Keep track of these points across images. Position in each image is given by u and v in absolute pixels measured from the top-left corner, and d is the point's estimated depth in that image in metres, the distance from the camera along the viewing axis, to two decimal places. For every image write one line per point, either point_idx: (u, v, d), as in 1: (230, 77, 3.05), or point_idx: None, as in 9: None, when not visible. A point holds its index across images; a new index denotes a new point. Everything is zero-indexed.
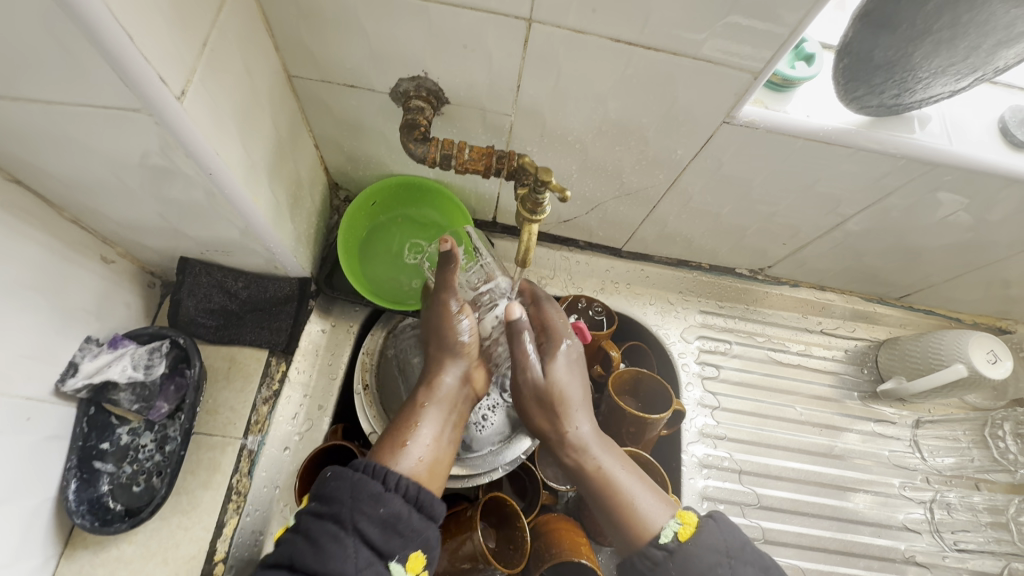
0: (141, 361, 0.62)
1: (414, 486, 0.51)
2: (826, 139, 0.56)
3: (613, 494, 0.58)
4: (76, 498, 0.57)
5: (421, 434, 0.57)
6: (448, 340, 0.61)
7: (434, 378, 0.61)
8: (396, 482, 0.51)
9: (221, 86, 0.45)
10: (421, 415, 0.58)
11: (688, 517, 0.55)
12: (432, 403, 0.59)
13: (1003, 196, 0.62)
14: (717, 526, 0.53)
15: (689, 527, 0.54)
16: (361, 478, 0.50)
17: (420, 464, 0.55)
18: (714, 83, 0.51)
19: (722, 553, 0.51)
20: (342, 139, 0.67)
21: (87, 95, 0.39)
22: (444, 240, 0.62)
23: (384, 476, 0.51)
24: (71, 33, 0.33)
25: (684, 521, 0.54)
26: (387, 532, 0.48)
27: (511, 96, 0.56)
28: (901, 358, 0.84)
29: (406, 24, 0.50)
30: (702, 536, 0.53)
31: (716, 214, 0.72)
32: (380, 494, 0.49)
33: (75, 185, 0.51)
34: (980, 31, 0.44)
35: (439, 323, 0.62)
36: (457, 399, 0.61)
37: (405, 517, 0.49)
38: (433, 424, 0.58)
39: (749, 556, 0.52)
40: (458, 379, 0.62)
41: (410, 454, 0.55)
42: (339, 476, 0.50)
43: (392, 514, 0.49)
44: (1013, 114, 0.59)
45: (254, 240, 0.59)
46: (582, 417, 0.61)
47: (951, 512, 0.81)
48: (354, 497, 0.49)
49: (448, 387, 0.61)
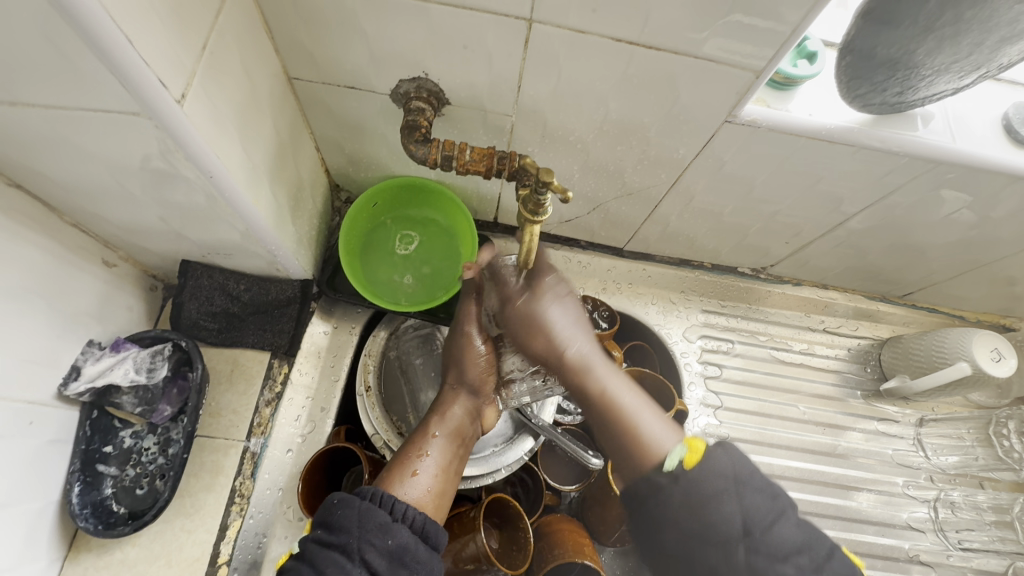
0: (143, 364, 0.62)
1: (420, 517, 0.52)
2: (828, 137, 0.55)
3: (620, 420, 0.62)
4: (80, 501, 0.57)
5: (429, 463, 0.59)
6: (465, 369, 0.67)
7: (444, 411, 0.65)
8: (403, 512, 0.52)
9: (221, 88, 0.45)
10: (431, 445, 0.61)
11: (696, 444, 0.55)
12: (442, 433, 0.63)
13: (1007, 194, 0.61)
14: (725, 455, 0.54)
15: (696, 454, 0.54)
16: (369, 508, 0.51)
17: (425, 493, 0.57)
18: (715, 82, 0.51)
19: (731, 478, 0.52)
20: (342, 140, 0.67)
21: (88, 99, 0.39)
22: (468, 267, 0.67)
23: (392, 506, 0.52)
24: (68, 37, 0.33)
25: (691, 446, 0.55)
26: (394, 563, 0.49)
27: (512, 96, 0.56)
28: (905, 357, 0.83)
29: (406, 24, 0.50)
30: (709, 461, 0.53)
31: (718, 213, 0.72)
32: (387, 524, 0.50)
33: (77, 190, 0.51)
34: (983, 28, 0.44)
35: (458, 353, 0.68)
36: (465, 432, 0.65)
37: (412, 548, 0.50)
38: (440, 455, 0.61)
39: (759, 484, 0.52)
40: (467, 412, 0.66)
41: (418, 482, 0.57)
42: (347, 503, 0.51)
43: (399, 545, 0.50)
44: (1017, 111, 0.59)
45: (254, 242, 0.59)
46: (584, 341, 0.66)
47: (955, 511, 0.80)
48: (362, 526, 0.49)
49: (457, 418, 0.65)
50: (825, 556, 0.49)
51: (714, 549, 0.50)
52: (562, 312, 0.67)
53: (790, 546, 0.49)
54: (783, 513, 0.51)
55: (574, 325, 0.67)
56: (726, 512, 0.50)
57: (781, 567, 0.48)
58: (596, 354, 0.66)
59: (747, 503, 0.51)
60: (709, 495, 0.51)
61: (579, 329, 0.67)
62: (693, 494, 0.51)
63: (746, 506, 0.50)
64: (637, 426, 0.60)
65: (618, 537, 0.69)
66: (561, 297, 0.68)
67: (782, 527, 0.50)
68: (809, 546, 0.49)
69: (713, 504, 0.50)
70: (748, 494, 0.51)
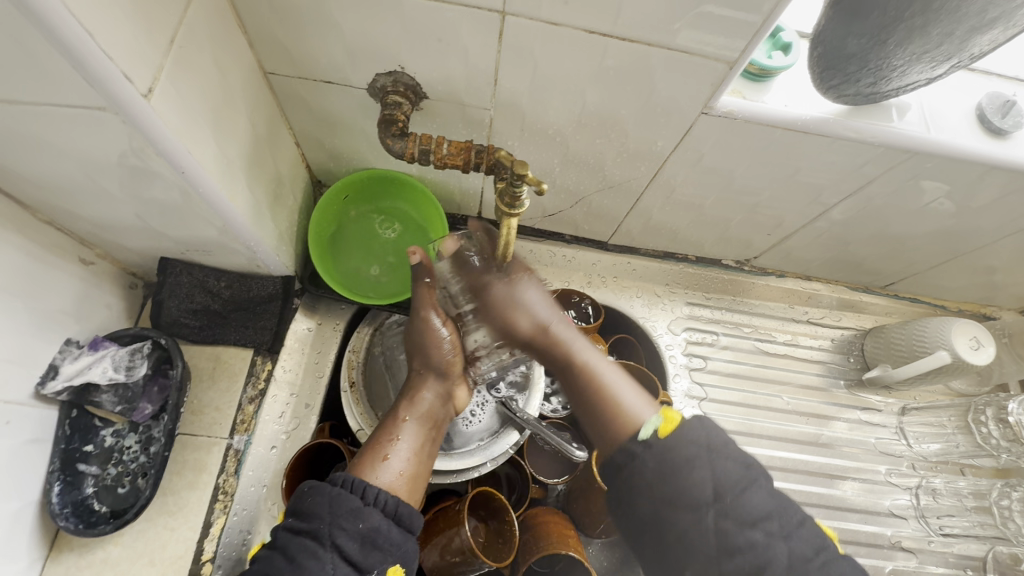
0: (122, 362, 0.61)
1: (392, 500, 0.52)
2: (804, 128, 0.56)
3: (604, 403, 0.61)
4: (60, 500, 0.57)
5: (400, 447, 0.59)
6: (431, 357, 0.67)
7: (414, 396, 0.64)
8: (375, 496, 0.52)
9: (191, 83, 0.45)
10: (402, 429, 0.61)
11: (671, 415, 0.56)
12: (412, 417, 0.62)
13: (984, 183, 0.62)
14: (699, 426, 0.55)
15: (671, 424, 0.55)
16: (340, 493, 0.51)
17: (398, 476, 0.57)
18: (691, 74, 0.51)
19: (703, 445, 0.53)
20: (321, 135, 0.67)
21: (53, 95, 0.38)
22: (412, 251, 0.66)
23: (363, 490, 0.52)
24: (27, 32, 0.33)
25: (666, 416, 0.56)
26: (365, 546, 0.49)
27: (489, 89, 0.56)
28: (887, 346, 0.84)
29: (379, 17, 0.49)
30: (681, 430, 0.54)
31: (700, 206, 0.72)
32: (358, 509, 0.50)
33: (49, 187, 0.50)
34: (953, 18, 0.44)
35: (422, 341, 0.67)
36: (437, 415, 0.65)
37: (385, 531, 0.50)
38: (411, 438, 0.61)
39: (730, 452, 0.54)
40: (438, 397, 0.66)
41: (390, 466, 0.57)
42: (318, 490, 0.51)
43: (370, 529, 0.50)
44: (991, 100, 0.59)
45: (233, 239, 0.58)
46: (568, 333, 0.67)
47: (937, 497, 0.81)
48: (333, 511, 0.50)
49: (428, 403, 0.64)
50: (794, 522, 0.51)
51: (686, 511, 0.51)
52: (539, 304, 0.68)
53: (760, 513, 0.50)
54: (754, 480, 0.52)
55: (553, 315, 0.68)
56: (697, 477, 0.52)
57: (748, 531, 0.49)
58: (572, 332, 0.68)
59: (718, 469, 0.52)
60: (682, 461, 0.52)
61: (559, 320, 0.68)
62: (667, 461, 0.53)
63: (718, 474, 0.52)
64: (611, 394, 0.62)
65: (605, 527, 0.69)
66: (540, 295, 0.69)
67: (751, 494, 0.51)
68: (777, 513, 0.51)
69: (686, 469, 0.52)
70: (720, 463, 0.53)
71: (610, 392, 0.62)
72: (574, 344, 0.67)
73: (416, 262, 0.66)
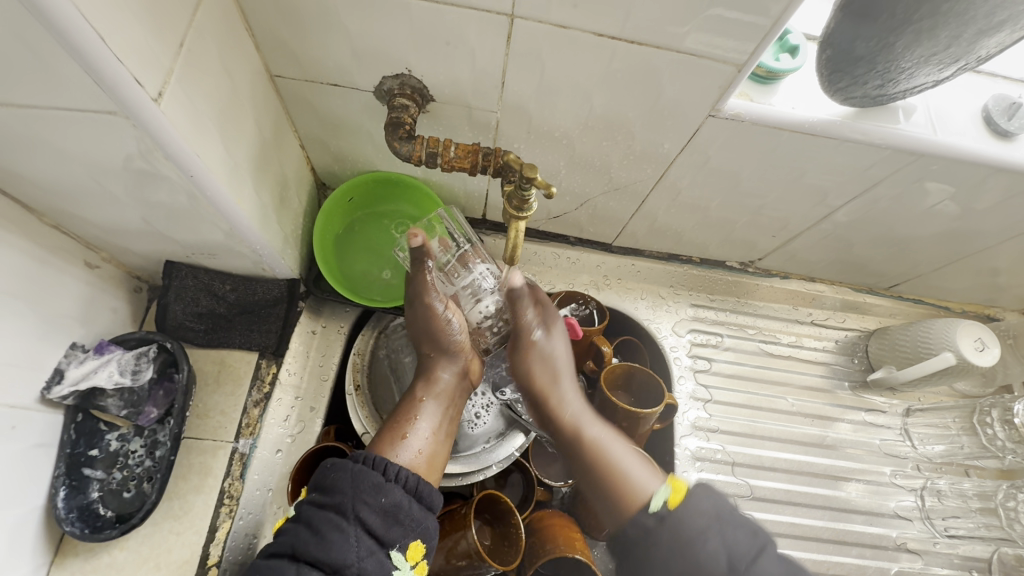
0: (128, 366, 0.61)
1: (413, 477, 0.52)
2: (811, 131, 0.56)
3: (605, 473, 0.63)
4: (65, 505, 0.57)
5: (420, 427, 0.60)
6: (441, 339, 0.66)
7: (431, 375, 0.65)
8: (397, 473, 0.52)
9: (200, 87, 0.45)
10: (420, 410, 0.62)
11: (678, 485, 0.57)
12: (429, 398, 0.63)
13: (990, 185, 0.62)
14: (708, 494, 0.56)
15: (679, 494, 0.56)
16: (362, 469, 0.51)
17: (418, 455, 0.58)
18: (699, 76, 0.51)
19: (712, 516, 0.54)
20: (326, 138, 0.67)
21: (63, 98, 0.38)
22: (412, 236, 0.63)
23: (385, 467, 0.52)
24: (39, 36, 0.33)
25: (674, 488, 0.57)
26: (388, 520, 0.49)
27: (496, 92, 0.56)
28: (891, 348, 0.84)
29: (387, 20, 0.49)
30: (691, 501, 0.55)
31: (705, 208, 0.72)
32: (380, 484, 0.50)
33: (55, 191, 0.50)
34: (960, 21, 0.44)
35: (429, 325, 0.66)
36: (454, 394, 0.65)
37: (406, 507, 0.51)
38: (429, 419, 0.62)
39: (739, 521, 0.54)
40: (455, 375, 0.66)
41: (409, 445, 0.58)
42: (339, 467, 0.51)
43: (392, 504, 0.50)
44: (997, 102, 0.59)
45: (239, 243, 0.58)
46: (571, 396, 0.69)
47: (941, 499, 0.81)
48: (356, 487, 0.50)
49: (445, 383, 0.65)
50: None
51: None
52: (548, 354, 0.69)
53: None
54: (763, 547, 0.52)
55: (563, 366, 0.70)
56: (710, 548, 0.52)
57: None
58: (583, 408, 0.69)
59: (729, 538, 0.52)
60: (693, 534, 0.53)
61: (567, 378, 0.70)
62: (678, 536, 0.53)
63: (729, 542, 0.52)
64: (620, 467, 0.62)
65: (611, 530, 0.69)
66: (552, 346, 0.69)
67: (764, 561, 0.51)
68: None
69: (697, 542, 0.52)
70: (731, 531, 0.53)
71: (619, 466, 0.62)
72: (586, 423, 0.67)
73: (416, 244, 0.63)
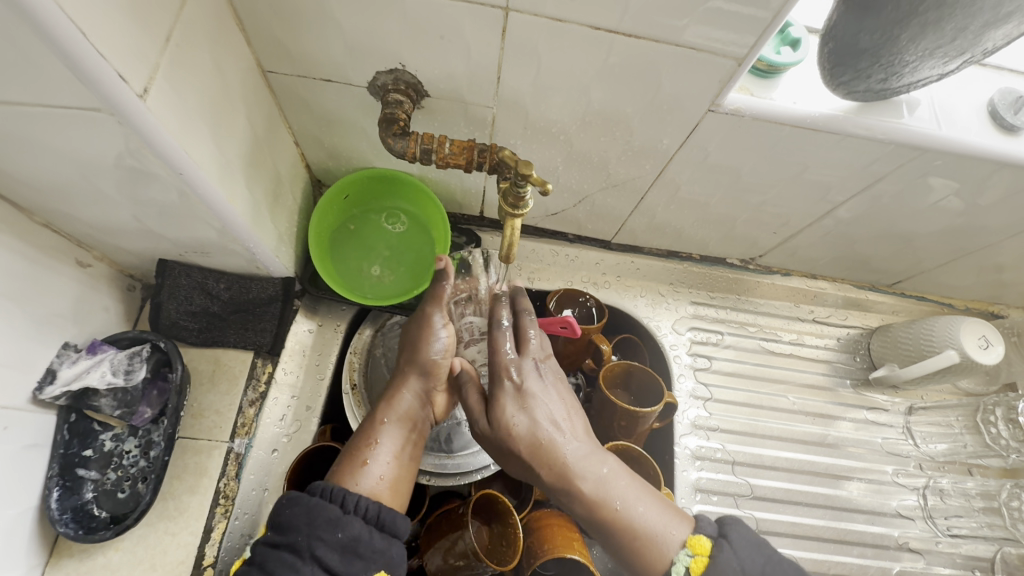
0: (121, 366, 0.60)
1: (373, 506, 0.51)
2: (813, 125, 0.55)
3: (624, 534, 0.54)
4: (59, 506, 0.56)
5: (380, 452, 0.56)
6: (420, 356, 0.62)
7: (393, 395, 0.61)
8: (355, 504, 0.50)
9: (188, 82, 0.44)
10: (381, 433, 0.58)
11: (699, 545, 0.52)
12: (391, 420, 0.59)
13: (994, 180, 0.61)
14: (733, 554, 0.50)
15: (702, 558, 0.51)
16: (318, 503, 0.49)
17: (380, 482, 0.55)
18: (698, 70, 0.50)
19: None
20: (321, 134, 0.66)
21: (46, 95, 0.37)
22: (439, 258, 0.63)
23: (343, 499, 0.50)
24: (19, 30, 0.32)
25: (696, 551, 0.51)
26: (346, 555, 0.47)
27: (491, 88, 0.55)
28: (893, 345, 0.83)
29: (380, 14, 0.48)
30: (715, 564, 0.50)
31: (705, 204, 0.71)
32: (336, 518, 0.49)
33: (44, 189, 0.50)
34: (966, 13, 0.43)
35: (416, 337, 0.63)
36: (417, 418, 0.61)
37: (365, 539, 0.49)
38: (392, 441, 0.58)
39: None
40: (418, 398, 0.62)
41: (371, 472, 0.55)
42: (295, 502, 0.50)
43: (350, 538, 0.48)
44: (1003, 96, 0.58)
45: (231, 240, 0.57)
46: (573, 441, 0.57)
47: (944, 498, 0.81)
48: (311, 523, 0.48)
49: (408, 403, 0.61)
50: None
51: None
52: (536, 410, 0.58)
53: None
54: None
55: (556, 419, 0.58)
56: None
57: None
58: (590, 453, 0.57)
59: None
60: None
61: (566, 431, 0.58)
62: None
63: None
64: (637, 521, 0.54)
65: None
66: (530, 396, 0.59)
67: None
68: None
69: None
70: None
71: (632, 519, 0.54)
72: (598, 480, 0.56)
73: (442, 267, 0.63)
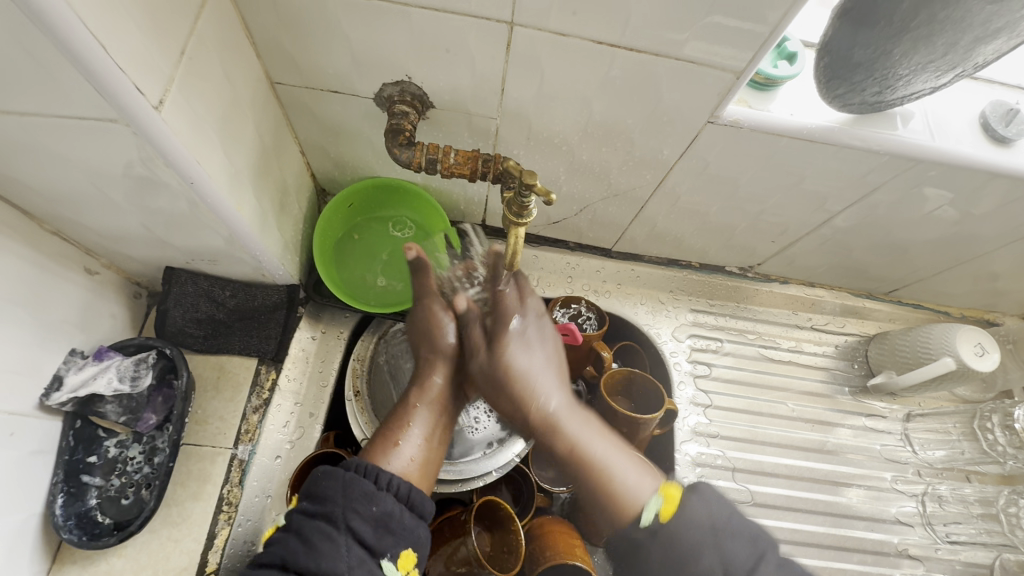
0: (127, 373, 0.61)
1: (405, 485, 0.52)
2: (810, 136, 0.56)
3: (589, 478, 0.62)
4: (63, 513, 0.56)
5: (412, 434, 0.60)
6: (438, 343, 0.67)
7: (423, 381, 0.65)
8: (388, 481, 0.51)
9: (201, 95, 0.45)
10: (414, 416, 0.61)
11: (671, 496, 0.57)
12: (422, 403, 0.63)
13: (988, 191, 0.62)
14: (700, 501, 0.54)
15: (672, 505, 0.56)
16: (354, 477, 0.50)
17: (410, 463, 0.58)
18: (698, 83, 0.51)
19: (708, 528, 0.52)
20: (326, 144, 0.67)
21: (66, 107, 0.38)
22: (410, 247, 0.67)
23: (377, 475, 0.51)
24: (41, 44, 0.33)
25: (666, 497, 0.57)
26: (379, 530, 0.48)
27: (495, 99, 0.56)
28: (890, 353, 0.84)
29: (389, 28, 0.49)
30: (684, 511, 0.55)
31: (705, 213, 0.72)
32: (372, 492, 0.50)
33: (55, 197, 0.50)
34: (957, 28, 0.44)
35: (428, 327, 0.68)
36: (445, 401, 0.65)
37: (397, 516, 0.50)
38: (423, 426, 0.61)
39: (738, 528, 0.52)
40: (448, 382, 0.66)
41: (402, 452, 0.58)
42: (331, 475, 0.50)
43: (384, 512, 0.49)
44: (994, 109, 0.59)
45: (239, 249, 0.58)
46: (556, 393, 0.66)
47: (942, 504, 0.82)
48: (347, 495, 0.49)
49: (439, 387, 0.65)
50: None
51: None
52: (524, 359, 0.65)
53: None
54: (763, 554, 0.51)
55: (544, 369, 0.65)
56: (705, 565, 0.51)
57: None
58: (569, 407, 0.66)
59: (726, 550, 0.51)
60: (688, 551, 0.52)
61: (547, 376, 0.65)
62: (673, 549, 0.53)
63: (727, 556, 0.51)
64: (608, 482, 0.60)
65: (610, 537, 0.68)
66: (530, 341, 0.66)
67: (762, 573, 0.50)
68: None
69: (692, 559, 0.52)
70: (729, 541, 0.51)
71: (604, 471, 0.61)
72: (574, 430, 0.64)
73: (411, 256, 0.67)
